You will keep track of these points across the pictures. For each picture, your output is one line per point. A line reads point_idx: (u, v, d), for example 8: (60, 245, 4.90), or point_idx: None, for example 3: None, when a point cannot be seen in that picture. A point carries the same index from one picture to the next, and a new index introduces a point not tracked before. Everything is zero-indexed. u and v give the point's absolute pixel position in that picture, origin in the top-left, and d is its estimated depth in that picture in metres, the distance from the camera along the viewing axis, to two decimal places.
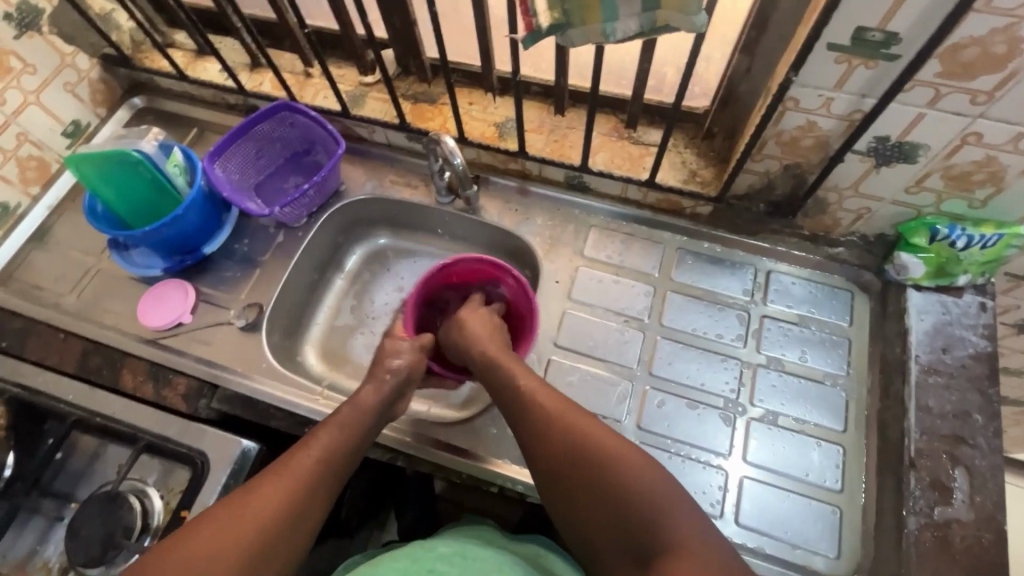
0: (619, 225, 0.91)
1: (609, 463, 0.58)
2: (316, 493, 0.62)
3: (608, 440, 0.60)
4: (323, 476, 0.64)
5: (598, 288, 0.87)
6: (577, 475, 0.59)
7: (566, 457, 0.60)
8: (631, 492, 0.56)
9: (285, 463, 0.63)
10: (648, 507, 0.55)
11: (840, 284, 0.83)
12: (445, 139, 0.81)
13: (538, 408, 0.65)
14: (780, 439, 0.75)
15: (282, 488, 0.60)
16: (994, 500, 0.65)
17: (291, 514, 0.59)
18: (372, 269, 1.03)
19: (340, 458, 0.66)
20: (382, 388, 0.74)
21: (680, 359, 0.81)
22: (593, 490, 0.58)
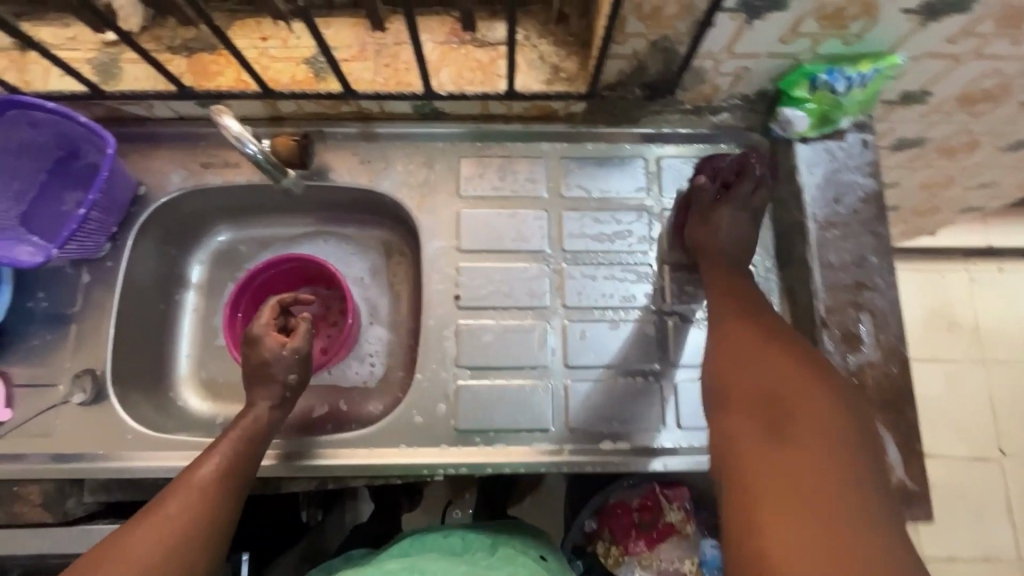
0: (492, 147, 0.78)
1: (812, 389, 0.53)
2: (213, 512, 0.57)
3: (840, 450, 0.48)
4: (222, 491, 0.59)
5: (486, 228, 0.76)
6: (775, 387, 0.54)
7: (777, 374, 0.54)
8: (803, 406, 0.51)
9: (184, 477, 0.59)
10: (840, 439, 0.49)
11: (730, 152, 0.78)
12: (226, 122, 0.60)
13: (754, 372, 0.55)
14: (704, 332, 0.74)
15: (185, 501, 0.56)
16: (895, 334, 0.68)
17: (196, 534, 0.54)
18: (226, 273, 0.86)
19: (240, 469, 0.62)
20: (272, 393, 0.69)
21: (593, 280, 0.75)
22: (775, 398, 0.53)
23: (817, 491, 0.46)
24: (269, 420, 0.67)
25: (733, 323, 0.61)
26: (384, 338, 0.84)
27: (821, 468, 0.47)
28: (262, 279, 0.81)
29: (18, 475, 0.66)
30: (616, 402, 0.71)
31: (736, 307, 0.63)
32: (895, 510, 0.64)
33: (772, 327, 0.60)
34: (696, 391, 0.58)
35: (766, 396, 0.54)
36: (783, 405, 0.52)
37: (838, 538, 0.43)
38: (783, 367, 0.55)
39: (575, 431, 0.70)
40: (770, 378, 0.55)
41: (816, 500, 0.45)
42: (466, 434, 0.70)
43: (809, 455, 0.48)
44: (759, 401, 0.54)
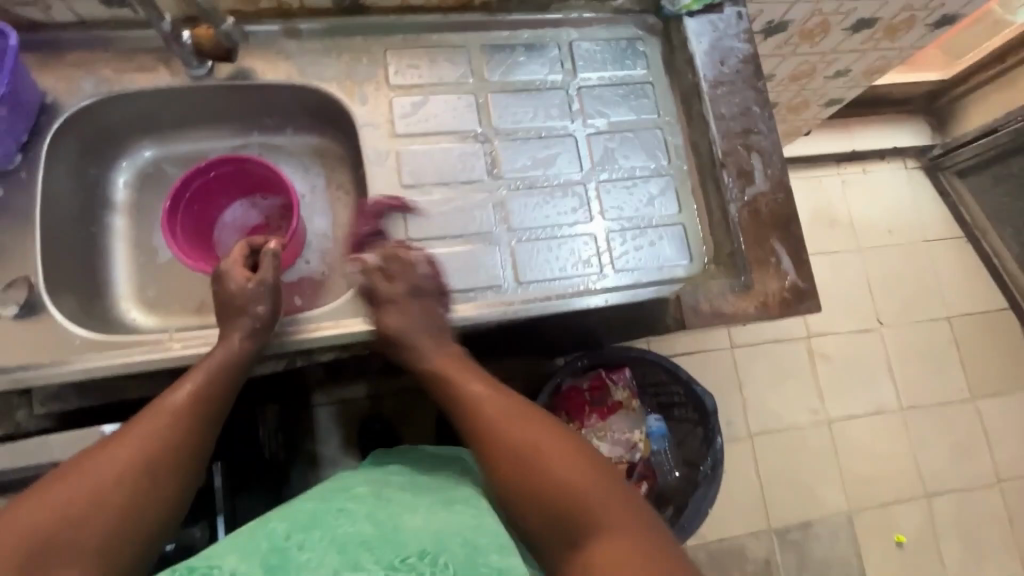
0: (417, 38, 0.82)
1: (578, 481, 0.60)
2: (186, 434, 0.63)
3: (622, 507, 0.59)
4: (196, 414, 0.64)
5: (421, 115, 0.81)
6: (506, 452, 0.64)
7: (496, 424, 0.66)
8: (567, 460, 0.62)
9: (157, 405, 0.63)
10: (570, 472, 0.61)
11: (632, 34, 0.88)
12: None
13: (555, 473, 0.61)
14: (626, 189, 0.83)
15: (149, 429, 0.61)
16: (779, 168, 0.81)
17: (161, 463, 0.60)
18: (155, 192, 0.84)
19: (216, 396, 0.66)
20: (249, 329, 0.70)
21: (524, 152, 0.82)
22: (532, 462, 0.62)
23: (591, 492, 0.60)
24: (244, 351, 0.69)
25: (488, 398, 0.69)
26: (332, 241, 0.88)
27: (564, 490, 0.60)
28: (199, 187, 0.80)
29: None
30: (560, 254, 0.80)
31: (465, 400, 0.70)
32: (792, 306, 0.77)
33: (482, 409, 0.69)
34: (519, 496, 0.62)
35: (494, 451, 0.65)
36: (529, 456, 0.63)
37: (605, 511, 0.58)
38: (510, 408, 0.68)
39: (524, 283, 0.77)
40: (520, 453, 0.63)
41: (617, 533, 0.57)
42: (426, 298, 0.75)
43: (585, 517, 0.58)
44: (521, 461, 0.63)
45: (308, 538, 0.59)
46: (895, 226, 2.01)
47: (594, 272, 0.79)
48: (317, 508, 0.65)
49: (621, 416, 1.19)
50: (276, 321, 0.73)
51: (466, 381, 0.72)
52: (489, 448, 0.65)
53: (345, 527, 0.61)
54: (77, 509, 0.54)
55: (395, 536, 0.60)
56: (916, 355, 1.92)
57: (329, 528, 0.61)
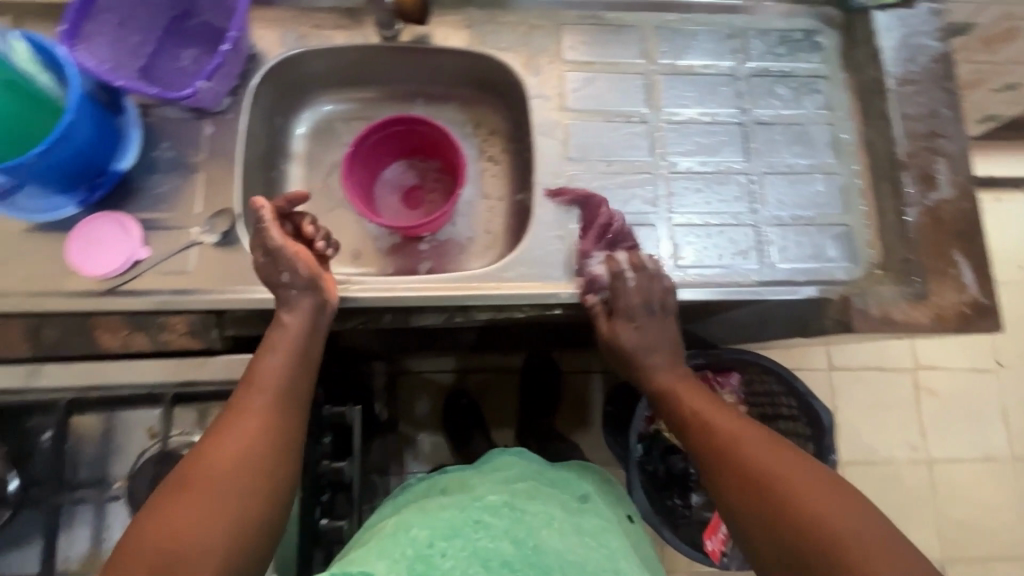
0: (592, 15, 0.83)
1: (787, 475, 0.59)
2: (285, 412, 0.60)
3: (831, 492, 0.57)
4: (286, 395, 0.61)
5: (591, 91, 0.81)
6: (728, 471, 0.62)
7: (709, 435, 0.65)
8: (795, 473, 0.59)
9: (235, 405, 0.59)
10: (794, 484, 0.58)
11: (809, 25, 0.85)
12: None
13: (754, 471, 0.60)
14: (791, 183, 0.81)
15: (250, 425, 0.57)
16: (967, 175, 0.76)
17: (272, 445, 0.58)
18: (325, 145, 0.89)
19: (293, 376, 0.62)
20: (287, 316, 0.64)
21: (689, 136, 0.81)
22: (764, 478, 0.59)
23: (846, 518, 0.55)
24: (304, 328, 0.64)
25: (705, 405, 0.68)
26: (481, 209, 0.90)
27: (801, 509, 0.56)
28: (371, 144, 0.84)
29: (161, 308, 0.69)
30: (718, 242, 0.78)
31: (668, 398, 0.71)
32: (972, 322, 0.72)
33: (685, 409, 0.69)
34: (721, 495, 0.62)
35: (721, 462, 0.63)
36: (757, 472, 0.60)
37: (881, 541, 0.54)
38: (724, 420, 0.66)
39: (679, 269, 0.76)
40: (731, 465, 0.62)
41: (840, 518, 0.55)
42: (582, 270, 0.76)
43: (831, 550, 0.53)
44: (739, 473, 0.61)
45: (450, 546, 0.61)
46: None
47: (752, 264, 0.78)
48: (453, 517, 0.64)
49: None
50: (308, 278, 0.64)
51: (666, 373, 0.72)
52: (699, 455, 0.65)
53: (486, 541, 0.61)
54: (218, 503, 0.53)
55: (537, 560, 0.61)
56: None
57: (469, 539, 0.62)
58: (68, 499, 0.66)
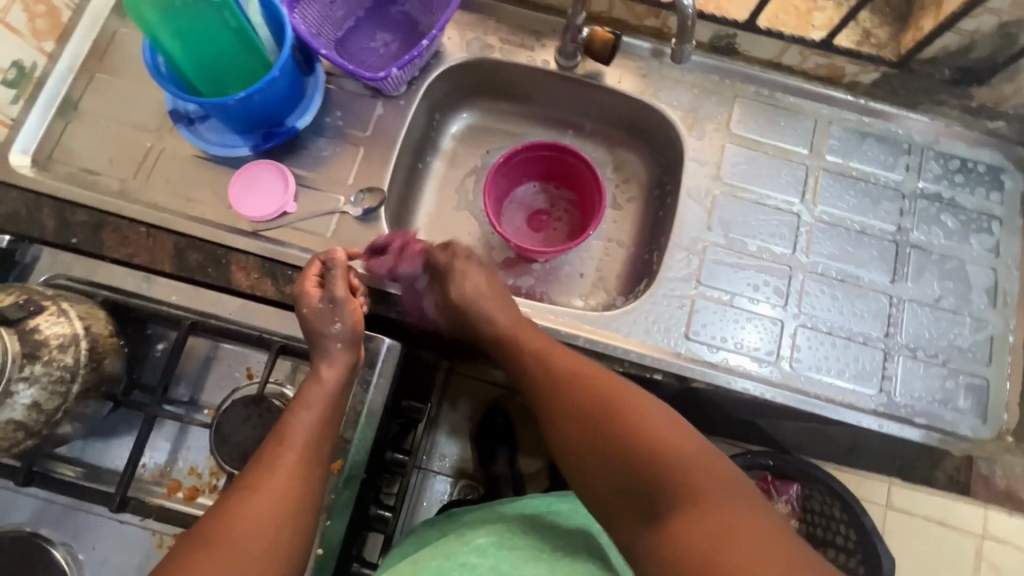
0: (770, 95, 0.81)
1: (624, 403, 0.57)
2: (310, 481, 0.59)
3: (662, 425, 0.54)
4: (314, 463, 0.60)
5: (748, 169, 0.80)
6: (612, 471, 0.54)
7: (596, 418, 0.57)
8: (701, 472, 0.51)
9: (257, 480, 0.58)
10: (683, 453, 0.52)
11: (995, 161, 0.81)
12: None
13: (604, 416, 0.56)
14: (934, 317, 0.76)
15: (266, 512, 0.56)
16: None
17: (296, 512, 0.57)
18: (471, 149, 0.92)
19: (325, 439, 0.62)
20: (337, 363, 0.64)
21: (836, 240, 0.78)
22: (666, 462, 0.52)
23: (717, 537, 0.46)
24: (339, 381, 0.63)
25: (571, 380, 0.61)
26: (601, 250, 0.88)
27: (708, 512, 0.48)
28: (518, 161, 0.85)
29: (293, 262, 0.73)
30: (841, 357, 0.74)
31: (529, 356, 0.66)
32: None
33: (550, 369, 0.63)
34: (570, 443, 0.58)
35: (595, 454, 0.56)
36: (648, 458, 0.52)
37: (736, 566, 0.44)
38: (588, 403, 0.58)
39: (793, 372, 0.73)
40: (624, 459, 0.54)
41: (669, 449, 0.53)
42: (694, 343, 0.74)
43: (672, 497, 0.50)
44: (618, 472, 0.54)
45: None
46: None
47: (873, 391, 0.73)
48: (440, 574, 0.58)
49: None
50: (354, 332, 0.66)
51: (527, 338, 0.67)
52: (566, 451, 0.58)
53: None
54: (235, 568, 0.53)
55: None
56: None
57: None
58: (161, 413, 0.69)
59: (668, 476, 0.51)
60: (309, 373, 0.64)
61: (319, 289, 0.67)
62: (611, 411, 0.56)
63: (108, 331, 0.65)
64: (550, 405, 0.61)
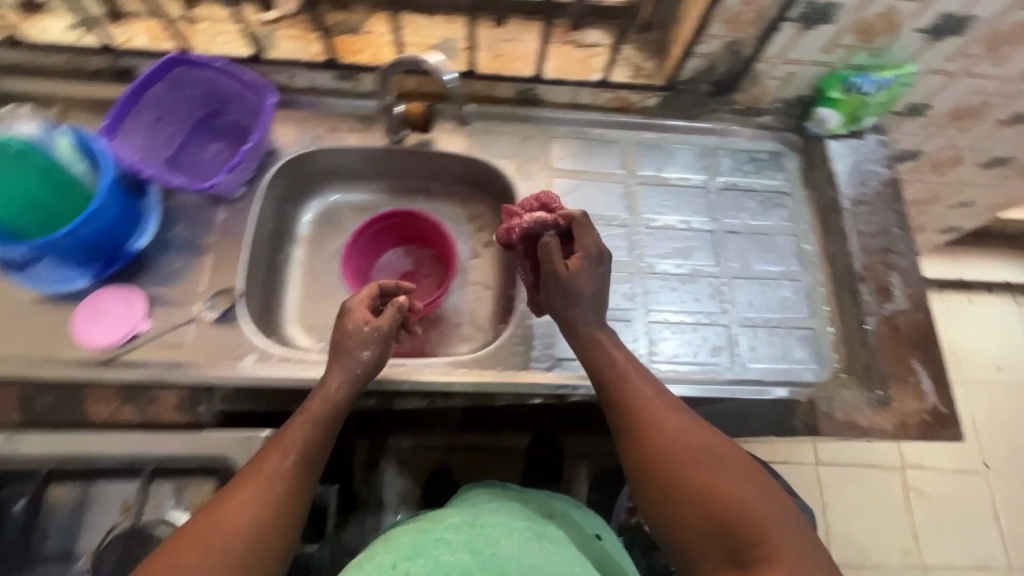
0: (579, 131, 0.93)
1: (724, 462, 0.59)
2: (295, 493, 0.60)
3: (757, 493, 0.56)
4: (300, 474, 0.62)
5: (574, 197, 0.90)
6: (695, 516, 0.57)
7: (682, 472, 0.59)
8: (787, 548, 0.53)
9: (253, 467, 0.60)
10: (759, 513, 0.55)
11: (772, 148, 0.95)
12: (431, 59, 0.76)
13: (720, 464, 0.59)
14: (757, 287, 0.87)
15: (253, 492, 0.58)
16: (921, 289, 0.82)
17: (275, 517, 0.58)
18: (330, 232, 0.95)
19: (315, 456, 0.64)
20: (350, 380, 0.69)
21: (662, 240, 0.89)
22: (750, 524, 0.54)
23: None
24: (336, 404, 0.67)
25: (657, 431, 0.62)
26: (470, 296, 0.94)
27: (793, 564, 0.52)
28: (373, 231, 0.91)
29: (153, 382, 0.72)
30: (690, 341, 0.83)
31: (631, 406, 0.65)
32: (932, 429, 0.75)
33: (653, 424, 0.63)
34: (651, 493, 0.61)
35: (681, 511, 0.58)
36: (736, 518, 0.55)
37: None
38: (712, 446, 0.61)
39: (655, 363, 0.80)
40: (711, 515, 0.56)
41: (771, 520, 0.54)
42: (562, 362, 0.79)
43: (764, 560, 0.52)
44: (703, 526, 0.56)
45: (412, 565, 0.61)
46: (1005, 361, 1.89)
47: (724, 363, 0.81)
48: (417, 536, 0.66)
49: None
50: (377, 368, 0.72)
51: (631, 371, 0.68)
52: (654, 502, 0.61)
53: (446, 554, 0.61)
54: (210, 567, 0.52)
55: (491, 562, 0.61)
56: None
57: (432, 555, 0.62)
58: None
59: (760, 539, 0.53)
60: (312, 389, 0.69)
61: (367, 311, 0.74)
62: (691, 474, 0.59)
63: None
64: (640, 452, 0.63)
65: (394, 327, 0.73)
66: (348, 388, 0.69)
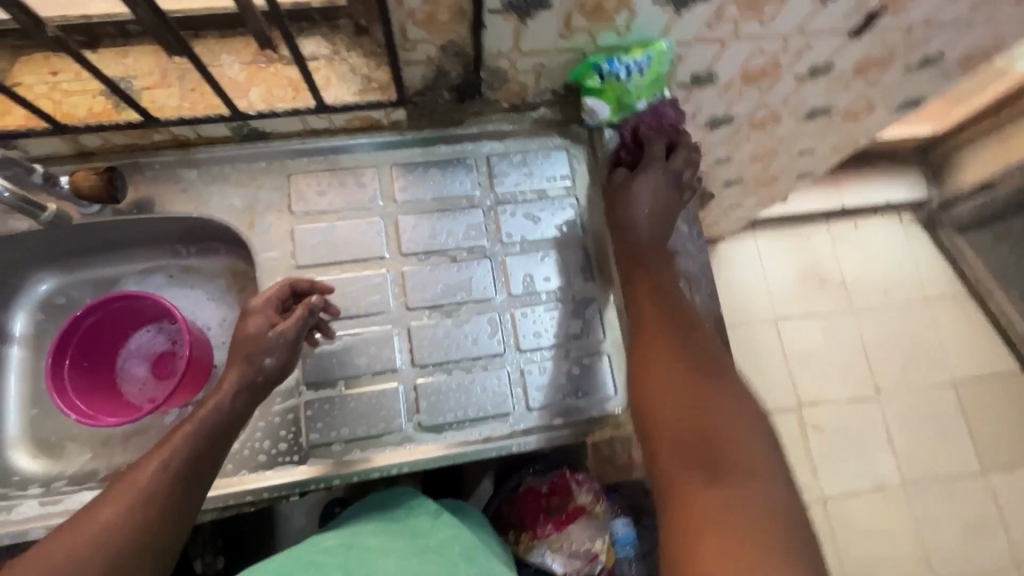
0: (322, 161, 0.79)
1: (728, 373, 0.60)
2: (162, 516, 0.54)
3: (738, 409, 0.56)
4: (176, 495, 0.56)
5: (323, 243, 0.77)
6: (677, 421, 0.56)
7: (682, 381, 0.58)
8: (753, 465, 0.51)
9: (127, 475, 0.55)
10: (735, 426, 0.54)
11: (555, 144, 0.83)
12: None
13: (724, 375, 0.59)
14: (544, 313, 0.77)
15: (120, 506, 0.53)
16: (710, 294, 0.78)
17: (133, 541, 0.52)
18: (57, 321, 0.82)
19: (197, 468, 0.58)
20: (245, 376, 0.64)
21: (434, 277, 0.77)
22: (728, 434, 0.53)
23: (744, 502, 0.48)
24: (232, 409, 0.62)
25: (679, 340, 0.62)
26: None
27: (757, 466, 0.51)
28: (74, 346, 0.75)
29: None
30: (471, 391, 0.73)
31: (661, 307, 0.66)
32: None
33: (688, 320, 0.65)
34: (649, 397, 0.60)
35: (669, 417, 0.57)
36: (713, 429, 0.54)
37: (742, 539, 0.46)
38: (705, 352, 0.62)
39: (424, 433, 0.72)
40: (693, 414, 0.56)
41: (745, 438, 0.53)
42: (319, 447, 0.70)
43: (732, 462, 0.51)
44: (679, 433, 0.55)
45: None
46: (892, 284, 1.90)
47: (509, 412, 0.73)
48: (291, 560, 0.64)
49: (581, 526, 1.05)
50: (282, 375, 0.67)
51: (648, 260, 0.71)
52: (648, 405, 0.59)
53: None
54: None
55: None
56: (920, 424, 1.79)
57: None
58: None
59: (732, 449, 0.52)
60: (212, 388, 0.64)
61: (278, 314, 0.68)
62: (691, 380, 0.59)
63: None
64: (645, 351, 0.63)
65: (303, 332, 0.67)
66: (221, 412, 0.62)
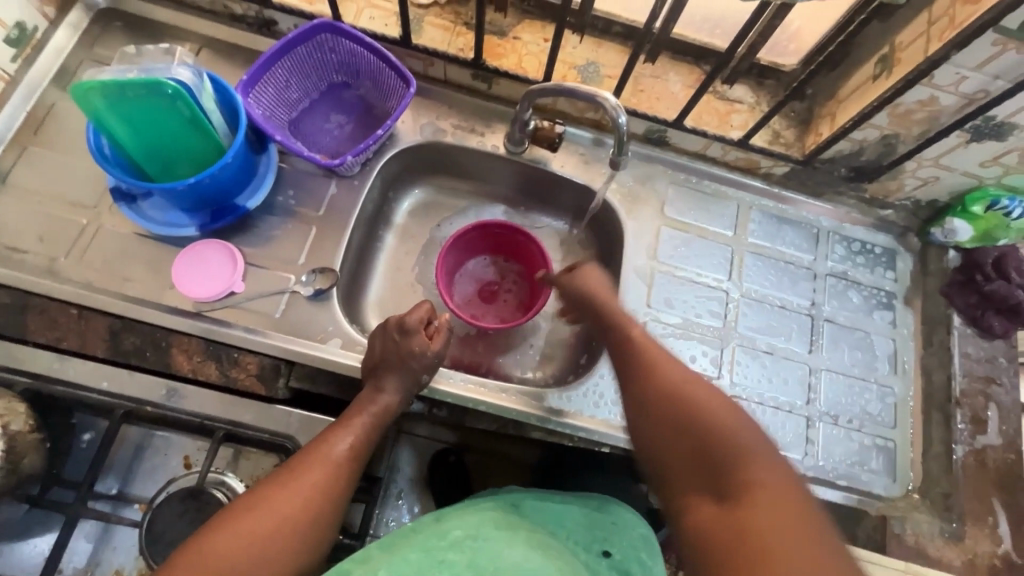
0: (696, 182, 0.91)
1: (740, 430, 0.54)
2: (338, 490, 0.58)
3: (760, 472, 0.51)
4: (350, 471, 0.60)
5: (685, 251, 0.87)
6: (675, 442, 0.57)
7: (673, 392, 0.59)
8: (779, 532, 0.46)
9: (318, 449, 0.60)
10: (761, 482, 0.50)
11: (887, 243, 0.92)
12: (603, 97, 0.67)
13: (710, 424, 0.55)
14: (846, 384, 0.84)
15: (311, 482, 0.57)
16: (1015, 428, 0.81)
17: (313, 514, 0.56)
18: (424, 223, 0.93)
19: (366, 452, 0.63)
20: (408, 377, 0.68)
21: (756, 312, 0.86)
22: (742, 479, 0.51)
23: (763, 528, 0.47)
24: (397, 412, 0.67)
25: (642, 336, 0.66)
26: (547, 321, 0.91)
27: (778, 495, 0.49)
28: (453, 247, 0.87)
29: (240, 345, 0.72)
30: (772, 426, 0.81)
31: (640, 352, 0.64)
32: None
33: (693, 396, 0.58)
34: (634, 410, 0.61)
35: (682, 438, 0.56)
36: (708, 427, 0.55)
37: (768, 555, 0.45)
38: (722, 406, 0.57)
39: None
40: (697, 444, 0.55)
41: (771, 496, 0.49)
42: None
43: (752, 522, 0.48)
44: (698, 458, 0.55)
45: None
46: None
47: (799, 458, 0.80)
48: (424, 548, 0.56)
49: None
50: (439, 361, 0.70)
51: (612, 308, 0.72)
52: (643, 432, 0.60)
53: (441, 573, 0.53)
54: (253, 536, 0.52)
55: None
56: None
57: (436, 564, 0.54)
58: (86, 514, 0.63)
59: (750, 507, 0.49)
60: (370, 390, 0.67)
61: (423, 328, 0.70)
62: (670, 393, 0.59)
63: (28, 428, 0.61)
64: (627, 365, 0.65)
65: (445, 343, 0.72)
66: (388, 414, 0.66)
